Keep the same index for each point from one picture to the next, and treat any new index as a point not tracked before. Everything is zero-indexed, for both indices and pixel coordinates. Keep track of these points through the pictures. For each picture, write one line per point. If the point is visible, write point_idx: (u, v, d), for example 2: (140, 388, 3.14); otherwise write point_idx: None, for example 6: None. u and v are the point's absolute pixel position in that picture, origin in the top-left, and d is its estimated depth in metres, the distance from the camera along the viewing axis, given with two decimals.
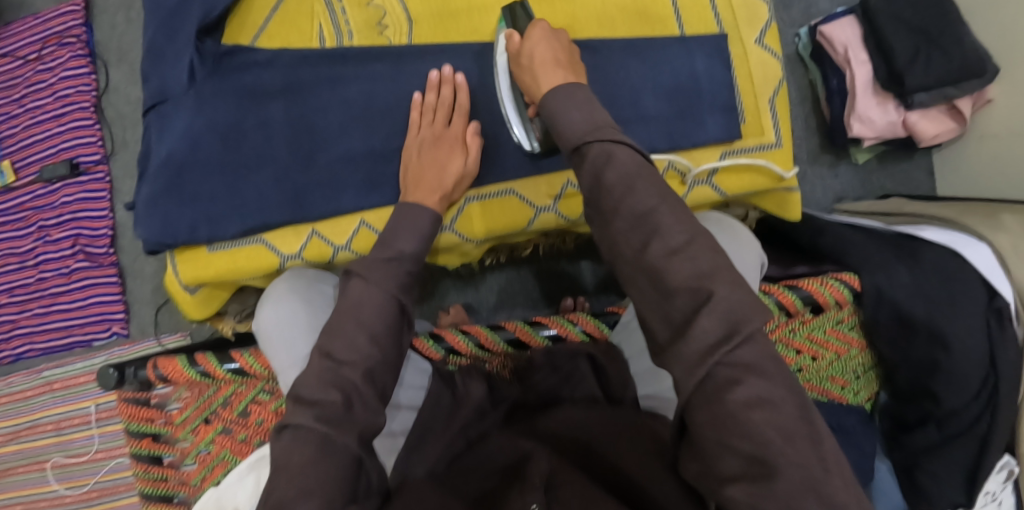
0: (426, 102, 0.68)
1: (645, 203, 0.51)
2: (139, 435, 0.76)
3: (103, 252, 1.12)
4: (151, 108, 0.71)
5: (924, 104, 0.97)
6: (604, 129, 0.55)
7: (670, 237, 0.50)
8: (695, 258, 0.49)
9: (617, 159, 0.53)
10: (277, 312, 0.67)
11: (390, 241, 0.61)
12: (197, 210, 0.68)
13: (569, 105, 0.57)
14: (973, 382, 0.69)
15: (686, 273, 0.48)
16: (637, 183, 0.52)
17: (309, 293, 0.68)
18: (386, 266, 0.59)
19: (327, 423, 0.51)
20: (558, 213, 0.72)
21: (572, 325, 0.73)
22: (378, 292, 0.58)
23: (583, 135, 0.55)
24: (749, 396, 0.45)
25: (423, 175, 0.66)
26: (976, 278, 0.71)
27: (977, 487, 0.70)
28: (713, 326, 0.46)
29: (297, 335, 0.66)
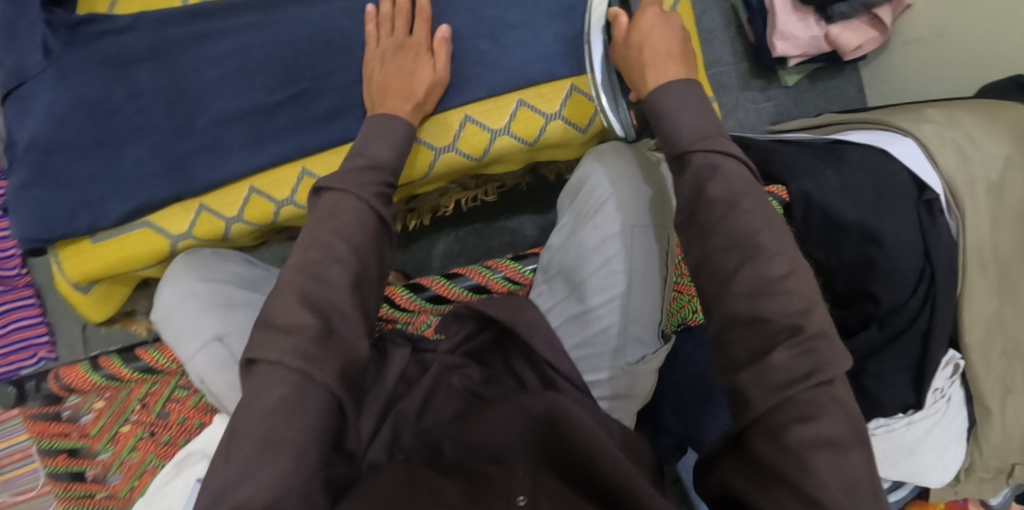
0: (382, 13, 0.67)
1: (749, 222, 0.51)
2: (53, 453, 0.69)
3: (15, 275, 1.01)
4: (7, 93, 0.66)
5: (845, 16, 0.96)
6: (711, 138, 0.56)
7: (767, 260, 0.49)
8: (791, 293, 0.48)
9: (725, 172, 0.53)
10: (180, 294, 0.63)
11: (364, 151, 0.58)
12: (74, 196, 0.64)
13: (677, 103, 0.58)
14: (909, 277, 0.69)
15: (784, 305, 0.48)
16: (741, 200, 0.52)
17: (211, 280, 0.64)
18: (361, 176, 0.56)
19: (305, 359, 0.47)
20: (461, 153, 0.70)
21: (491, 272, 0.70)
22: (355, 199, 0.54)
23: (689, 143, 0.55)
24: (802, 412, 0.45)
25: (388, 84, 0.64)
26: (903, 172, 0.71)
27: (926, 383, 0.70)
28: (793, 361, 0.46)
29: (193, 314, 0.61)
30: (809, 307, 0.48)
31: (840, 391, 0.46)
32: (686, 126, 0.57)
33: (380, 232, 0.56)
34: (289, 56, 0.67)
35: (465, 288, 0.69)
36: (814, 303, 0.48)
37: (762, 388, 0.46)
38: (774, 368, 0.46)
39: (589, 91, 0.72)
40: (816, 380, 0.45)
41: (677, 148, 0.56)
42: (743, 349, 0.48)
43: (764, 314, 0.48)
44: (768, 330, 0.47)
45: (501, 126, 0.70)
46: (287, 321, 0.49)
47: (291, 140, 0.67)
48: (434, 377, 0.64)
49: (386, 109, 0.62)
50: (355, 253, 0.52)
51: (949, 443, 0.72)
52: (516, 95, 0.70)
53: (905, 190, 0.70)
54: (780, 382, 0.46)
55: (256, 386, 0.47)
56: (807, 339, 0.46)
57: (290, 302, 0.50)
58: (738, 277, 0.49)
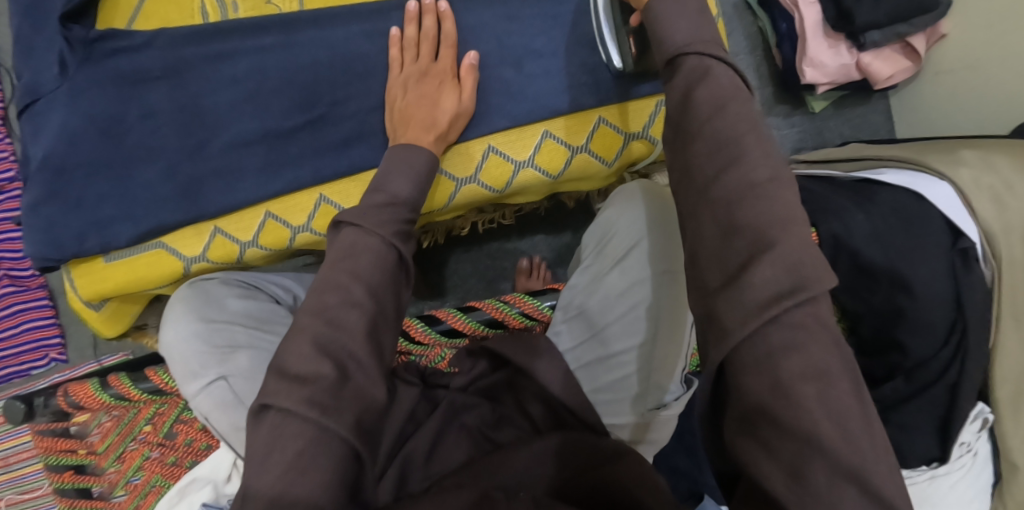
0: (406, 37, 0.65)
1: (736, 126, 0.46)
2: (60, 469, 0.70)
3: (29, 275, 1.02)
4: (23, 108, 0.65)
5: (878, 44, 0.93)
6: (709, 44, 0.50)
7: (752, 165, 0.44)
8: (773, 199, 0.43)
9: (717, 77, 0.48)
10: (177, 328, 0.61)
11: (383, 185, 0.57)
12: (85, 216, 0.63)
13: (677, 9, 0.52)
14: (939, 329, 0.67)
15: (765, 211, 0.43)
16: (729, 104, 0.47)
17: (211, 310, 0.63)
18: (380, 213, 0.54)
19: (321, 410, 0.46)
20: (482, 184, 0.68)
21: (508, 307, 0.68)
22: (373, 237, 0.53)
23: (681, 45, 0.50)
24: (804, 365, 0.40)
25: (409, 113, 0.62)
26: (939, 219, 0.68)
27: (950, 437, 0.68)
28: (777, 275, 0.41)
29: (202, 349, 0.59)
30: (791, 218, 0.43)
31: (824, 312, 0.41)
32: (678, 33, 0.51)
33: (397, 271, 0.54)
34: (309, 79, 0.66)
35: (479, 323, 0.68)
36: (795, 212, 0.43)
37: (741, 317, 0.41)
38: (753, 286, 0.41)
39: (613, 122, 0.71)
40: (800, 298, 0.41)
41: (670, 51, 0.51)
42: (719, 271, 0.43)
43: (737, 224, 0.43)
44: (741, 247, 0.43)
45: (524, 158, 0.69)
46: (301, 368, 0.47)
47: (307, 164, 0.66)
48: (443, 416, 0.62)
49: (407, 139, 0.60)
50: (372, 296, 0.51)
51: (971, 502, 0.70)
52: (540, 126, 0.69)
53: (939, 238, 0.67)
54: (764, 300, 0.41)
55: (269, 437, 0.46)
56: (789, 256, 0.41)
57: (304, 348, 0.48)
58: (721, 183, 0.44)
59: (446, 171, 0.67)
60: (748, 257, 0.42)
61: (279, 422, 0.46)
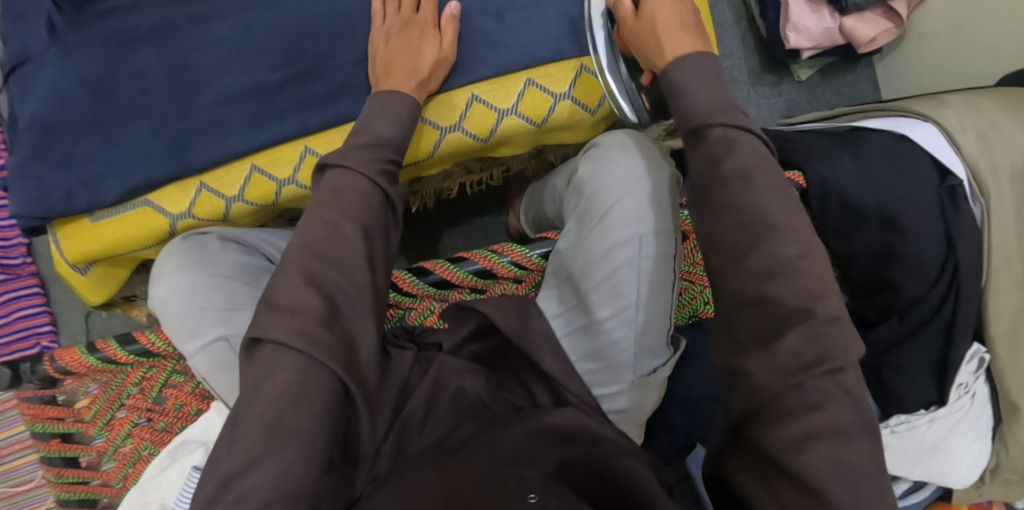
0: None
1: (761, 199, 0.49)
2: (47, 437, 0.68)
3: (20, 263, 1.01)
4: (13, 71, 0.66)
5: (860, 8, 0.95)
6: (731, 113, 0.54)
7: (782, 241, 0.48)
8: (805, 275, 0.46)
9: (741, 148, 0.52)
10: (173, 286, 0.59)
11: (367, 127, 0.57)
12: (73, 174, 0.63)
13: (693, 77, 0.56)
14: (930, 267, 0.67)
15: (793, 289, 0.46)
16: (756, 175, 0.50)
17: (208, 266, 0.60)
18: (364, 151, 0.55)
19: (308, 339, 0.46)
20: (467, 133, 0.69)
21: (497, 256, 0.66)
22: (360, 176, 0.53)
23: (708, 117, 0.54)
24: (810, 400, 0.43)
25: (392, 62, 0.63)
26: (922, 155, 0.69)
27: (949, 380, 0.67)
28: (802, 346, 0.45)
29: (206, 307, 0.58)
30: (819, 292, 0.46)
31: (850, 381, 0.44)
32: (695, 102, 0.55)
33: (386, 212, 0.55)
34: (293, 35, 0.67)
35: (469, 273, 0.66)
36: (827, 286, 0.46)
37: (773, 374, 0.45)
38: (781, 352, 0.45)
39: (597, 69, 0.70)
40: (824, 369, 0.44)
41: (693, 121, 0.54)
42: (747, 330, 0.47)
43: (771, 294, 0.46)
44: (777, 311, 0.46)
45: (508, 106, 0.69)
46: (291, 300, 0.47)
47: (293, 119, 0.66)
48: (434, 379, 0.62)
49: (389, 87, 0.61)
50: (363, 231, 0.51)
51: (972, 444, 0.69)
52: (524, 75, 0.69)
53: (926, 177, 0.68)
54: (791, 367, 0.44)
55: (262, 366, 0.45)
56: (818, 325, 0.45)
57: (293, 280, 0.48)
58: (752, 256, 0.48)
59: (429, 119, 0.67)
60: (777, 323, 0.46)
61: (270, 353, 0.46)
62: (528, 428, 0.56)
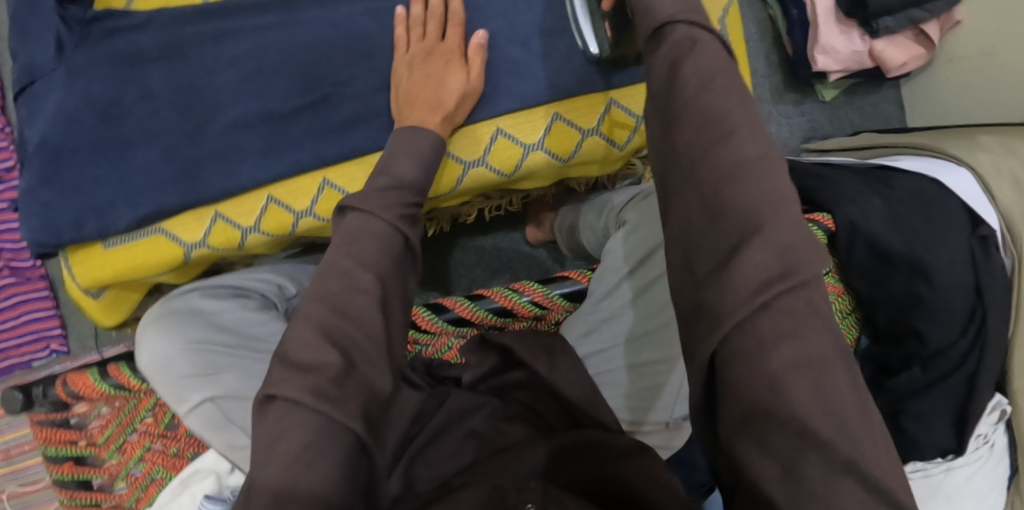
0: (412, 16, 0.64)
1: (724, 101, 0.41)
2: (60, 460, 0.68)
3: (30, 266, 1.00)
4: (20, 91, 0.63)
5: (891, 29, 0.90)
6: (699, 14, 0.45)
7: (741, 142, 0.40)
8: (765, 177, 0.38)
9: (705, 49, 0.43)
10: (164, 342, 0.58)
11: (389, 166, 0.55)
12: (82, 200, 0.62)
13: None
14: (957, 316, 0.65)
15: (754, 191, 0.38)
16: (718, 80, 0.42)
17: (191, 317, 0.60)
18: (382, 196, 0.52)
19: (326, 398, 0.43)
20: (490, 167, 0.67)
21: (517, 295, 0.65)
22: (378, 220, 0.50)
23: (670, 14, 0.44)
24: None
25: (415, 94, 0.61)
26: (957, 206, 0.67)
27: (968, 429, 0.66)
28: (765, 262, 0.36)
29: (185, 375, 0.56)
30: (781, 200, 0.38)
31: (817, 297, 0.37)
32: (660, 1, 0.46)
33: (403, 259, 0.51)
34: (312, 61, 0.65)
35: (488, 311, 0.66)
36: (788, 193, 0.38)
37: (726, 302, 0.37)
38: (740, 273, 0.37)
39: (625, 103, 0.69)
40: (791, 283, 0.36)
41: (656, 22, 0.45)
42: (706, 259, 0.39)
43: (723, 207, 0.38)
44: (727, 229, 0.38)
45: (534, 141, 0.67)
46: (305, 356, 0.44)
47: (309, 145, 0.64)
48: (446, 414, 0.62)
49: (412, 121, 0.59)
50: (380, 283, 0.48)
51: (988, 494, 0.69)
52: (551, 109, 0.68)
53: (957, 223, 0.66)
54: (751, 286, 0.36)
55: (274, 425, 0.43)
56: (781, 237, 0.37)
57: (308, 333, 0.45)
58: (707, 162, 0.40)
59: (454, 153, 0.65)
60: (737, 241, 0.38)
61: (283, 413, 0.43)
62: (547, 447, 0.57)
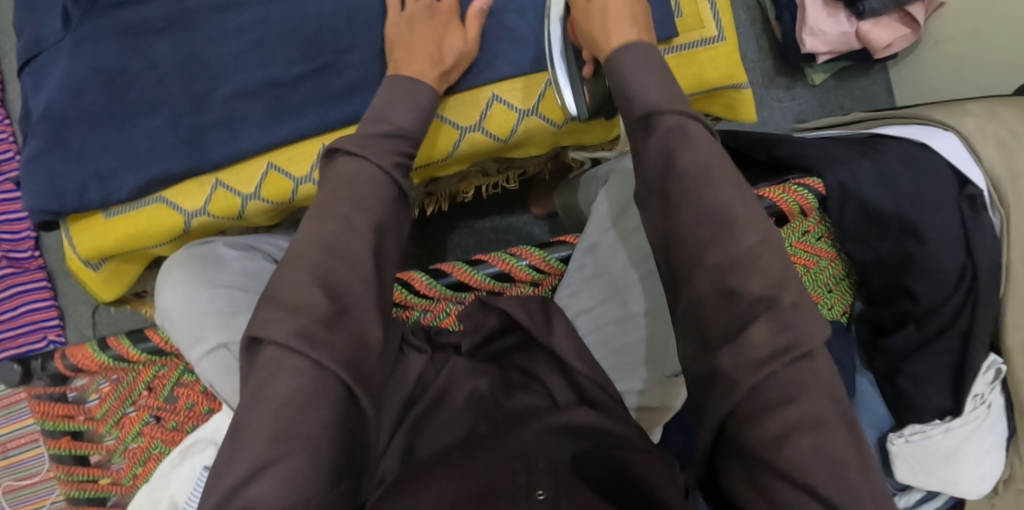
0: None
1: (717, 185, 0.48)
2: (57, 435, 0.68)
3: (28, 256, 1.02)
4: (26, 63, 0.65)
5: (877, 12, 0.93)
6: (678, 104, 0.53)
7: (742, 234, 0.46)
8: (766, 262, 0.45)
9: (694, 138, 0.50)
10: (185, 288, 0.58)
11: (387, 114, 0.55)
12: (85, 168, 0.63)
13: (634, 63, 0.55)
14: (950, 275, 0.66)
15: (759, 280, 0.45)
16: (712, 170, 0.48)
17: (212, 267, 0.60)
18: (381, 143, 0.53)
19: (310, 341, 0.44)
20: (485, 133, 0.69)
21: (515, 259, 0.65)
22: (369, 166, 0.51)
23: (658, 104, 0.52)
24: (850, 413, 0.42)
25: (412, 47, 0.61)
26: (944, 166, 0.68)
27: (965, 389, 0.67)
28: (772, 334, 0.43)
29: (206, 314, 0.56)
30: (782, 280, 0.45)
31: (820, 365, 0.43)
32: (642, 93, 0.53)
33: (399, 207, 0.53)
34: (311, 30, 0.66)
35: (486, 276, 0.65)
36: (790, 274, 0.45)
37: (740, 367, 0.43)
38: (750, 345, 0.43)
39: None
40: (794, 355, 0.42)
41: (642, 110, 0.53)
42: (720, 324, 0.44)
43: (735, 286, 0.45)
44: (738, 308, 0.44)
45: (529, 106, 0.69)
46: (295, 298, 0.45)
47: (308, 111, 0.65)
48: (445, 378, 0.63)
49: (410, 72, 0.59)
50: (375, 228, 0.49)
51: (987, 453, 0.68)
52: (547, 75, 0.69)
53: (947, 183, 0.67)
54: (760, 357, 0.42)
55: (268, 369, 0.43)
56: (786, 312, 0.43)
57: (300, 278, 0.46)
58: (714, 253, 0.46)
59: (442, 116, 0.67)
60: (745, 319, 0.44)
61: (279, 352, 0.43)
62: (545, 425, 0.56)
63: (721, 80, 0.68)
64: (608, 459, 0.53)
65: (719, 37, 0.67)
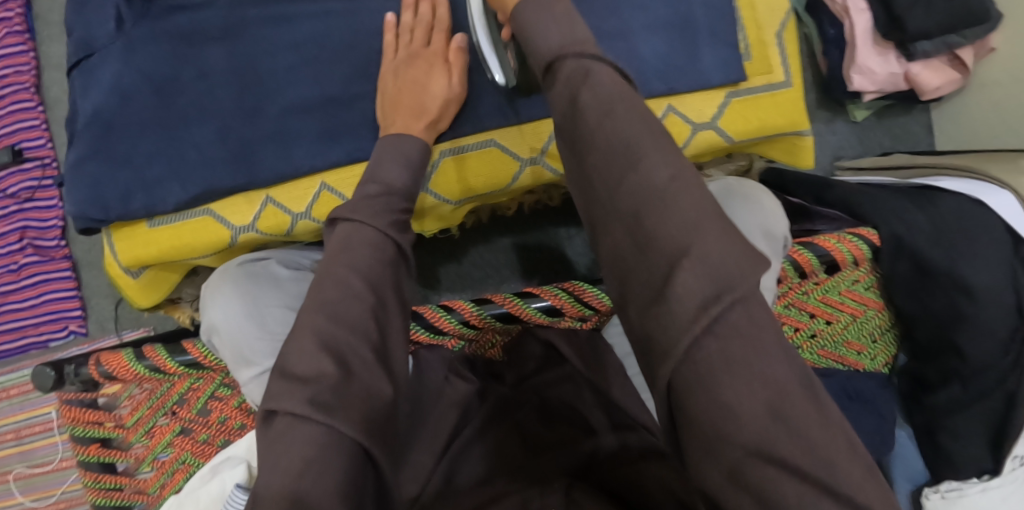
0: (403, 22, 0.65)
1: (625, 130, 0.45)
2: (86, 441, 0.67)
3: (55, 245, 1.01)
4: (74, 64, 0.66)
5: (928, 54, 0.92)
6: (583, 47, 0.49)
7: (650, 168, 0.43)
8: (675, 200, 0.42)
9: (596, 79, 0.47)
10: (239, 307, 0.58)
11: (376, 174, 0.55)
12: (132, 176, 0.63)
13: (539, 13, 0.51)
14: (1000, 332, 0.66)
15: (673, 225, 0.41)
16: (617, 107, 0.45)
17: (262, 285, 0.60)
18: (372, 204, 0.52)
19: (324, 409, 0.42)
20: (545, 165, 0.69)
21: (567, 294, 0.63)
22: (371, 229, 0.51)
23: (557, 51, 0.49)
24: None
25: (401, 98, 0.62)
26: (997, 223, 0.68)
27: (1004, 450, 0.67)
28: (699, 284, 0.39)
29: (258, 337, 0.57)
30: (697, 222, 0.41)
31: (754, 314, 0.39)
32: (545, 38, 0.50)
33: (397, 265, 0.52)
34: (372, 50, 0.66)
35: (538, 310, 0.63)
36: (703, 212, 0.41)
37: (673, 338, 0.39)
38: (679, 304, 0.39)
39: (684, 112, 0.66)
40: (727, 301, 0.38)
41: (545, 57, 0.49)
42: (645, 288, 0.41)
43: (648, 240, 0.42)
44: (656, 262, 0.41)
45: None
46: (304, 368, 0.44)
47: (365, 134, 0.65)
48: (488, 411, 0.63)
49: (398, 127, 0.60)
50: (373, 289, 0.48)
51: None
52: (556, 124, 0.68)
53: (1000, 242, 0.67)
54: (689, 317, 0.39)
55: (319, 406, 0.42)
56: (709, 262, 0.39)
57: (307, 345, 0.45)
58: (624, 190, 0.43)
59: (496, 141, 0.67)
60: (668, 268, 0.40)
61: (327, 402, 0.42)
62: (580, 453, 0.59)
63: (774, 123, 0.68)
64: (623, 475, 0.56)
65: (786, 83, 0.68)
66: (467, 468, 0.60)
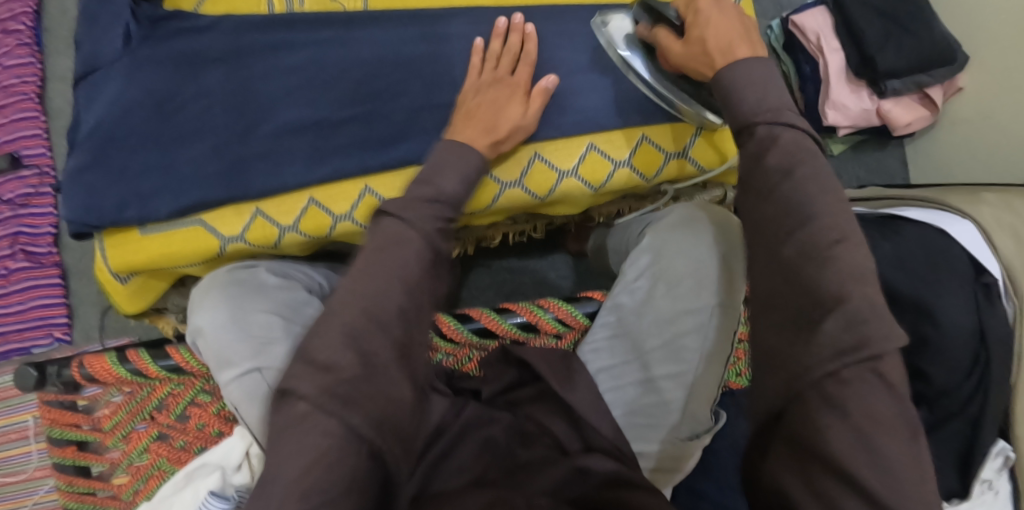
0: (491, 49, 0.71)
1: (802, 192, 0.49)
2: (63, 443, 0.69)
3: (46, 251, 1.03)
4: (82, 77, 0.69)
5: (898, 92, 0.96)
6: (776, 111, 0.53)
7: (820, 227, 0.48)
8: (839, 257, 0.46)
9: (785, 143, 0.51)
10: (223, 314, 0.59)
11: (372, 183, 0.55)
12: (127, 186, 0.66)
13: (744, 83, 0.54)
14: (962, 358, 0.67)
15: (833, 276, 0.46)
16: (798, 168, 0.50)
17: (245, 293, 0.61)
18: None
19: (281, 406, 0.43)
20: (525, 190, 0.72)
21: (542, 311, 0.68)
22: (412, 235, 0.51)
23: (753, 116, 0.53)
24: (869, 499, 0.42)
25: (476, 113, 0.65)
26: (961, 253, 0.71)
27: (973, 473, 0.67)
28: (840, 331, 0.45)
29: (240, 342, 0.58)
30: (861, 278, 0.46)
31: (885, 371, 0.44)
32: (752, 100, 0.54)
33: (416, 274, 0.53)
34: (364, 73, 0.70)
35: (513, 325, 0.68)
36: (868, 275, 0.46)
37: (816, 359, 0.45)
38: (821, 340, 0.45)
39: (602, 148, 0.74)
40: (861, 355, 0.43)
41: (739, 121, 0.54)
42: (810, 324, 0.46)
43: (807, 290, 0.47)
44: (813, 306, 0.46)
45: (568, 167, 0.73)
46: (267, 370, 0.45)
47: (352, 153, 0.68)
48: (464, 422, 0.61)
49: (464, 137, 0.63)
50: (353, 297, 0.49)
51: None
52: (533, 147, 0.72)
53: (961, 268, 0.69)
54: (832, 352, 0.44)
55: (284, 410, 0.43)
56: (843, 311, 0.45)
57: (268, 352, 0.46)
58: (791, 242, 0.48)
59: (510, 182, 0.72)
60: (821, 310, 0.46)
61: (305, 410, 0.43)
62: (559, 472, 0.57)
63: None
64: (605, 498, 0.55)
65: None
66: (440, 482, 0.58)
